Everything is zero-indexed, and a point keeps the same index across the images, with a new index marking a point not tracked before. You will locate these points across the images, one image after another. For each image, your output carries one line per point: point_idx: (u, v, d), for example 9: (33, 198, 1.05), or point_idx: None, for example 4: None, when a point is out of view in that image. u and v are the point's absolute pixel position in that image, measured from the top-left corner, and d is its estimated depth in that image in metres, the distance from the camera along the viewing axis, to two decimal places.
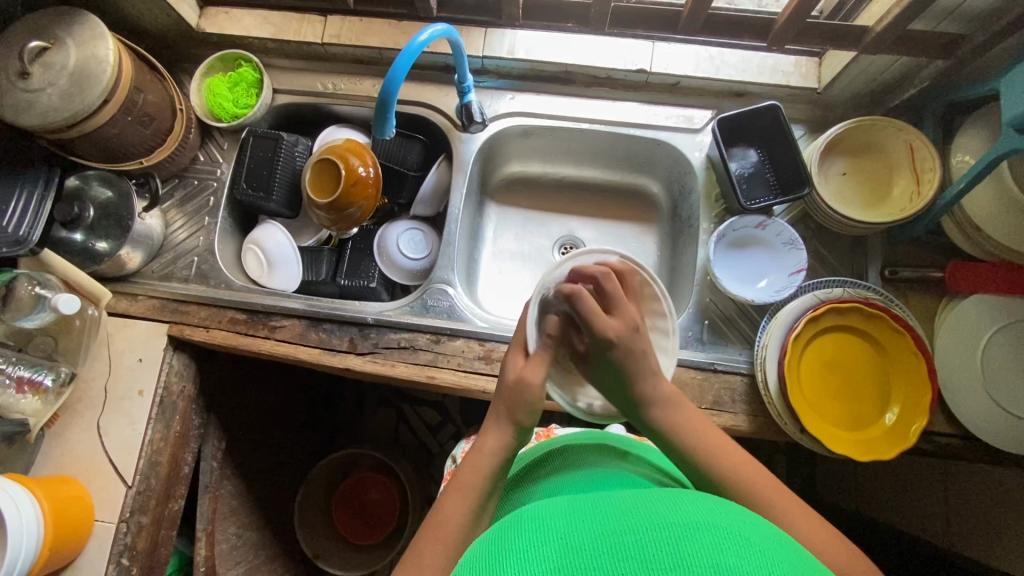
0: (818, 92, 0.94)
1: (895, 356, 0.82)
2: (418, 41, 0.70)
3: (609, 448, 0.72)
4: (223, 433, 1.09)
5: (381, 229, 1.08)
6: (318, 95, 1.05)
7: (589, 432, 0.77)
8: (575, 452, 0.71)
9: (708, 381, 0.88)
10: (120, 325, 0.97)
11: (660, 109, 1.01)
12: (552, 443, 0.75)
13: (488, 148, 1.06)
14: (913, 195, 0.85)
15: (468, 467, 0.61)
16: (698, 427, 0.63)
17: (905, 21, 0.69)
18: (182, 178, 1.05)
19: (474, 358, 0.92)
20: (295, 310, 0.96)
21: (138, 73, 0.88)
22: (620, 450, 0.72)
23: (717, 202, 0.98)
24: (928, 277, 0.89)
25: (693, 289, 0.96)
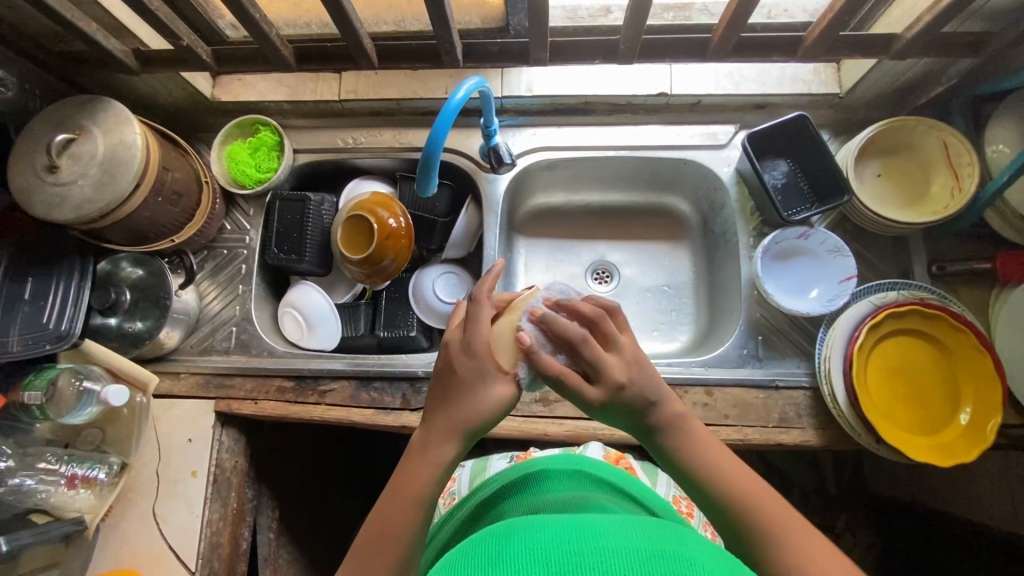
0: (840, 97, 0.94)
1: (959, 354, 0.81)
2: (455, 100, 0.70)
3: (588, 476, 0.71)
4: (275, 501, 1.07)
5: (415, 276, 1.07)
6: (339, 151, 1.04)
7: (565, 457, 0.75)
8: (563, 479, 0.69)
9: (771, 398, 0.88)
10: (166, 407, 0.95)
11: (684, 129, 1.01)
12: (531, 466, 0.73)
13: (514, 184, 1.05)
14: (953, 190, 0.85)
15: (410, 480, 0.55)
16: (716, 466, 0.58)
17: (937, 27, 0.70)
18: (211, 248, 1.03)
19: (530, 401, 0.91)
20: (342, 372, 0.94)
21: (163, 152, 0.87)
22: (596, 477, 0.71)
23: (752, 214, 0.97)
24: (976, 269, 0.89)
25: (741, 305, 0.95)
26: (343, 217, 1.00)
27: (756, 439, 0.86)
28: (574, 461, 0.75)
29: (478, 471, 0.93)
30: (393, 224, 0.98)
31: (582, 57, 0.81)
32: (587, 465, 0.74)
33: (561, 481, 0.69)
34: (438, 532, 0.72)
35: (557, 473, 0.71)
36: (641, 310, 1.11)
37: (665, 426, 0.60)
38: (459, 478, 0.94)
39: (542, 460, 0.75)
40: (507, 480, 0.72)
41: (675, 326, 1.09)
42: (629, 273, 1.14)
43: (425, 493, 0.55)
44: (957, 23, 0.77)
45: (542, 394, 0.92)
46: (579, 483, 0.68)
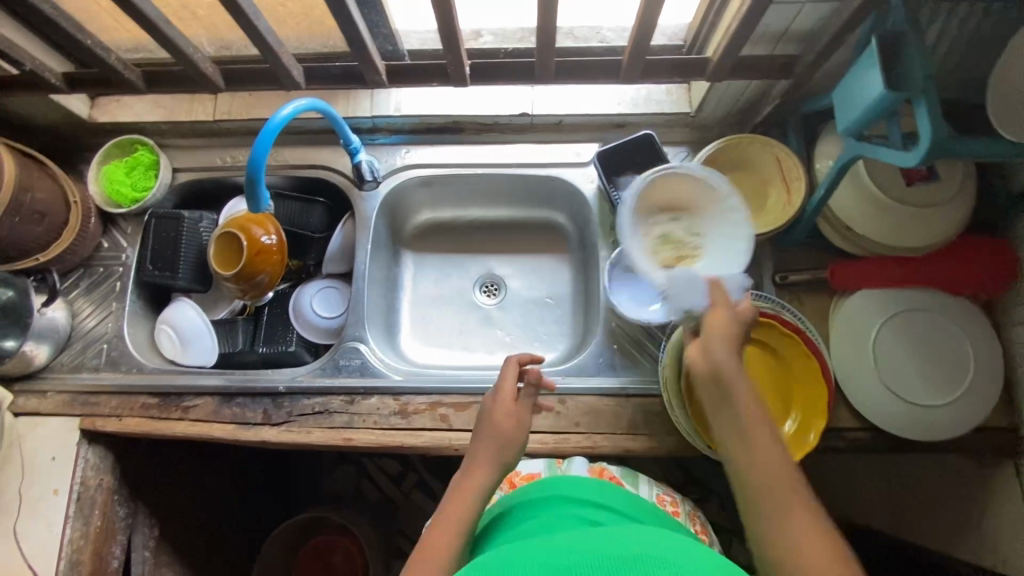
0: (691, 115, 0.99)
1: (789, 361, 0.85)
2: (277, 119, 0.72)
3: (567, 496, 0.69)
4: (154, 519, 1.06)
5: (295, 292, 1.08)
6: (218, 170, 1.06)
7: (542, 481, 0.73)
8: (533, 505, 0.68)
9: (621, 406, 0.90)
10: (30, 425, 0.95)
11: (549, 147, 1.04)
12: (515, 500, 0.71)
13: (391, 202, 1.08)
14: (786, 203, 0.89)
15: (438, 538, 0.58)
16: (752, 401, 0.55)
17: (734, 50, 0.74)
18: (87, 267, 1.04)
19: (389, 414, 0.92)
20: (207, 388, 0.95)
21: (24, 172, 0.89)
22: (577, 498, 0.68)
23: (613, 228, 1.01)
24: (816, 278, 0.92)
25: (601, 316, 0.97)
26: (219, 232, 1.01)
27: (605, 446, 0.88)
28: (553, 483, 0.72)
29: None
30: (265, 241, 0.99)
31: (422, 80, 0.86)
32: (557, 482, 0.72)
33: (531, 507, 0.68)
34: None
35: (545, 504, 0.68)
36: (524, 323, 1.14)
37: (716, 373, 0.57)
38: None
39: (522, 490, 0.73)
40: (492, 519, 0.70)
41: (554, 338, 1.12)
42: (515, 286, 1.17)
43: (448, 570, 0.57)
44: (769, 47, 0.82)
45: (400, 406, 0.92)
46: (559, 506, 0.67)
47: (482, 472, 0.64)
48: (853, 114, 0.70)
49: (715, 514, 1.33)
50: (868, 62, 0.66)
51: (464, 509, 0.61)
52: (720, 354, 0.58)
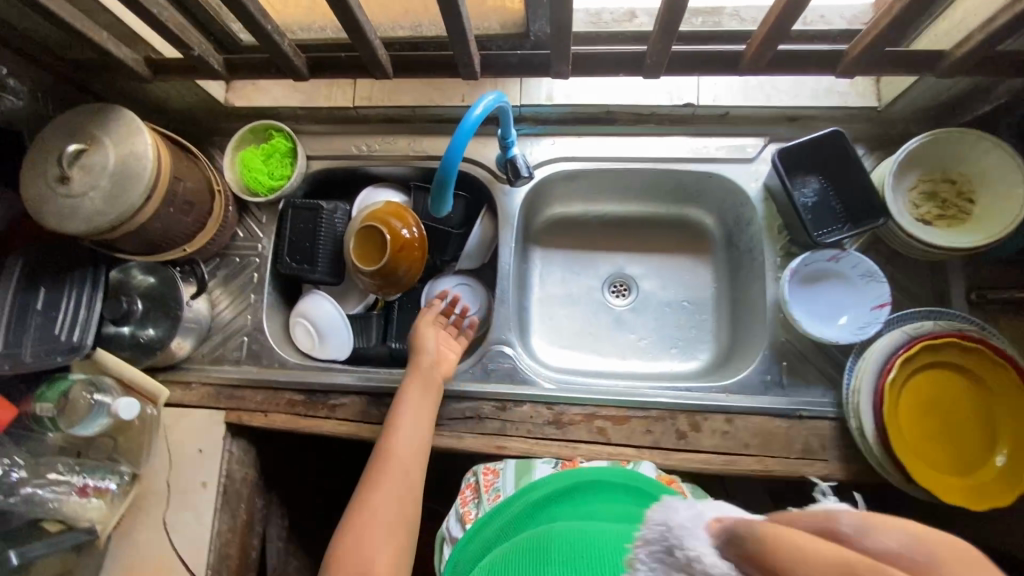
0: (878, 110, 0.90)
1: (997, 391, 0.77)
2: (473, 117, 0.67)
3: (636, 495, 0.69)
4: (285, 510, 1.06)
5: (428, 286, 1.05)
6: (353, 158, 1.02)
7: (621, 470, 0.74)
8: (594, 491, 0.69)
9: (794, 428, 0.85)
10: (176, 417, 0.94)
11: (709, 141, 0.96)
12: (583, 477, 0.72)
13: (531, 197, 1.02)
14: (1000, 212, 0.80)
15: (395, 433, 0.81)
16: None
17: (992, 44, 0.65)
18: (224, 256, 1.02)
19: (543, 423, 0.88)
20: (352, 387, 0.93)
21: (175, 162, 0.86)
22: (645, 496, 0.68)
23: (780, 233, 0.93)
24: (1019, 298, 0.84)
25: (765, 328, 0.91)
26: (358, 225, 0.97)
27: (778, 471, 0.82)
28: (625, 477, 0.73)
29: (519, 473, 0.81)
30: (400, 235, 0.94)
31: (604, 72, 0.79)
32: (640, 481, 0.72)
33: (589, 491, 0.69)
34: (483, 522, 0.71)
35: (615, 490, 0.70)
36: (660, 327, 1.08)
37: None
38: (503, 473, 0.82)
39: (592, 470, 0.74)
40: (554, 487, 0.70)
41: (694, 345, 1.06)
42: (649, 287, 1.10)
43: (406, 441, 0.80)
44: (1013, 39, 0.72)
45: (554, 416, 0.88)
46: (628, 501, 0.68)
47: (412, 389, 0.85)
48: None
49: None
50: None
51: (409, 411, 0.83)
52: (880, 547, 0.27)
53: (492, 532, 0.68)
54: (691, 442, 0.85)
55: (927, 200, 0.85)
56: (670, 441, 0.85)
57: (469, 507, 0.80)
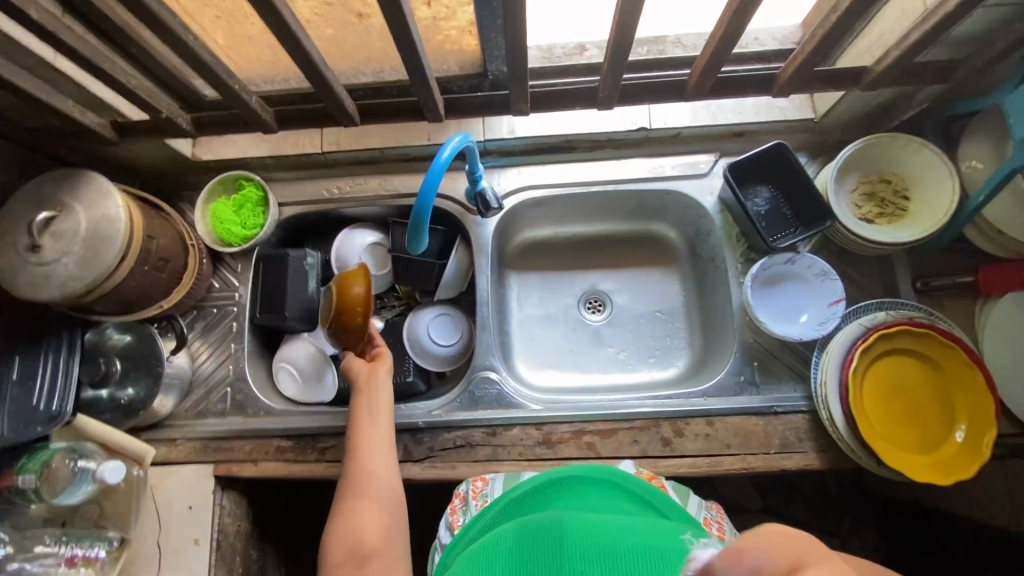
0: (815, 121, 0.97)
1: (949, 371, 0.83)
2: (442, 158, 0.71)
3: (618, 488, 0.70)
4: (280, 559, 1.05)
5: (409, 319, 1.07)
6: (325, 202, 1.04)
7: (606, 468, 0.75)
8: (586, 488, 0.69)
9: (771, 424, 0.89)
10: (163, 475, 0.93)
11: (665, 160, 1.02)
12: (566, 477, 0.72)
13: (503, 225, 1.06)
14: (936, 205, 0.86)
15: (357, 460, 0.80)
16: None
17: (907, 59, 0.72)
18: (201, 308, 1.02)
19: (534, 444, 0.90)
20: (341, 427, 0.94)
21: (148, 221, 0.87)
22: (631, 490, 0.70)
23: (738, 241, 0.99)
24: (960, 283, 0.91)
25: (735, 332, 0.96)
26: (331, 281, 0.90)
27: (760, 466, 0.86)
28: (609, 473, 0.74)
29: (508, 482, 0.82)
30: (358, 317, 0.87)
31: (562, 104, 0.84)
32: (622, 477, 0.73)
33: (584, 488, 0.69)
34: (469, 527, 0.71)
35: (599, 483, 0.71)
36: (637, 339, 1.11)
37: None
38: (492, 482, 0.83)
39: (583, 468, 0.74)
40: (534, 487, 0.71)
41: (670, 353, 1.10)
42: (622, 301, 1.14)
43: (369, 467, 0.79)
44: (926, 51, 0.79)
45: (544, 436, 0.90)
46: (616, 496, 0.69)
47: (363, 419, 0.84)
48: None
49: None
50: None
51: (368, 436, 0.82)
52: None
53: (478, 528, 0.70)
54: (676, 448, 0.88)
55: (868, 199, 0.92)
56: (657, 449, 0.88)
57: (458, 515, 0.79)
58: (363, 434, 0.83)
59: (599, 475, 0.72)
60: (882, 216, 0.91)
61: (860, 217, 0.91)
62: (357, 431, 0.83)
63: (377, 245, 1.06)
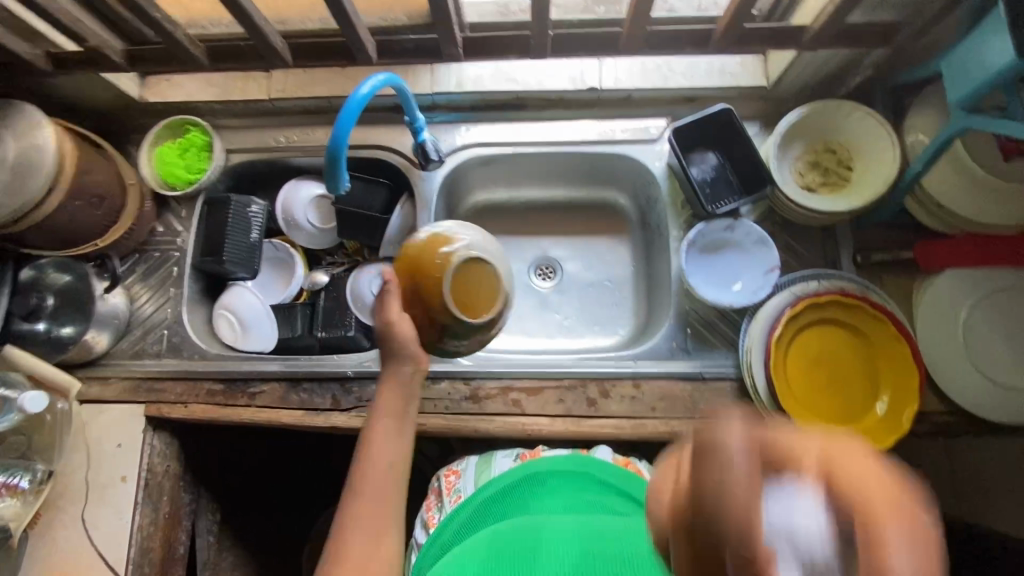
0: (768, 88, 0.95)
1: (878, 344, 0.82)
2: (361, 94, 0.70)
3: (592, 482, 0.72)
4: (216, 505, 1.06)
5: (352, 275, 1.06)
6: (272, 150, 1.03)
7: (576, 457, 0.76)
8: (558, 485, 0.71)
9: (698, 390, 0.88)
10: (94, 412, 0.94)
11: (615, 124, 1.01)
12: (539, 468, 0.73)
13: (450, 181, 1.05)
14: (875, 174, 0.85)
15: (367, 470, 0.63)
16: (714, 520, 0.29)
17: (840, 17, 0.70)
18: (143, 251, 1.02)
19: (461, 398, 0.90)
20: (273, 373, 0.94)
21: (82, 155, 0.86)
22: (604, 484, 0.72)
23: (683, 208, 0.98)
24: (900, 258, 0.89)
25: (672, 298, 0.95)
26: (491, 299, 0.64)
27: (682, 431, 0.86)
28: (582, 464, 0.75)
29: (478, 472, 0.81)
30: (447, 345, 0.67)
31: (497, 52, 0.83)
32: (597, 468, 0.74)
33: (555, 485, 0.71)
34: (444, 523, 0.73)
35: (568, 477, 0.73)
36: (583, 306, 1.11)
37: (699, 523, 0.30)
38: (464, 473, 0.83)
39: (551, 459, 0.75)
40: (511, 483, 0.73)
41: (615, 321, 1.09)
42: (572, 268, 1.13)
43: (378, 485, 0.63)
44: (869, 14, 0.77)
45: (471, 391, 0.90)
46: (588, 490, 0.71)
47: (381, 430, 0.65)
48: (970, 83, 0.66)
49: None
50: (999, 26, 0.61)
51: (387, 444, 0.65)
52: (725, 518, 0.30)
53: (458, 524, 0.71)
54: (601, 408, 0.88)
55: (811, 169, 0.90)
56: (582, 408, 0.88)
57: (433, 512, 0.81)
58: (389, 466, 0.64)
59: (572, 467, 0.74)
60: (824, 185, 0.89)
61: (803, 187, 0.89)
62: (370, 441, 0.65)
63: (325, 198, 1.06)
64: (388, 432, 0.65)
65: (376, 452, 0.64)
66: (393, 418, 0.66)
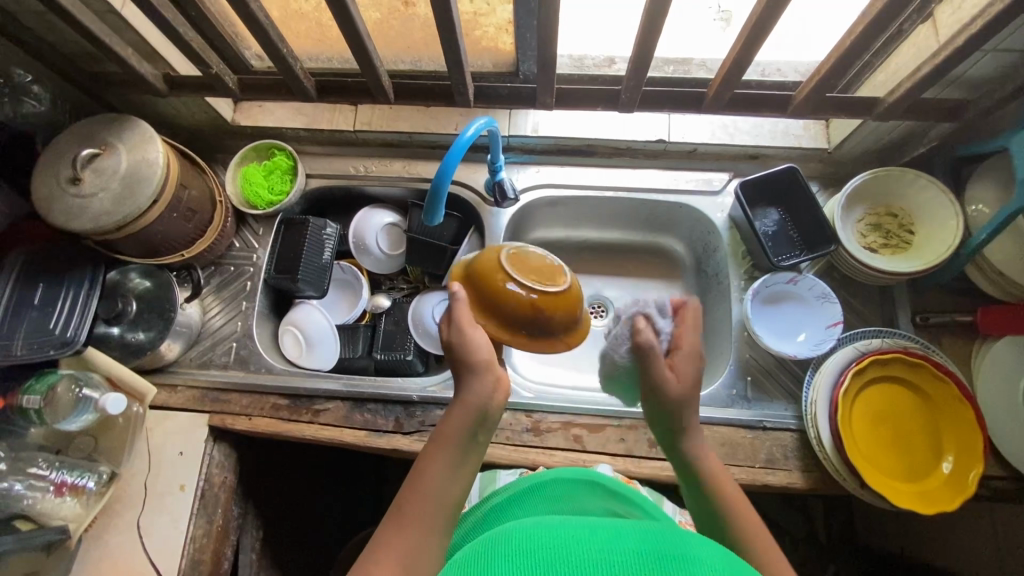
0: (829, 151, 1.00)
1: (941, 404, 0.83)
2: (466, 135, 0.74)
3: (610, 491, 0.67)
4: (260, 522, 1.06)
5: (416, 301, 1.09)
6: (350, 178, 1.08)
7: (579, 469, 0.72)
8: (567, 489, 0.66)
9: (759, 439, 0.89)
10: (159, 419, 0.95)
11: (680, 174, 1.06)
12: (542, 475, 0.70)
13: (517, 219, 1.09)
14: (938, 241, 0.88)
15: (422, 483, 0.56)
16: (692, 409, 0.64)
17: (917, 92, 0.75)
18: (219, 265, 1.06)
19: (522, 430, 0.92)
20: (337, 392, 0.96)
21: (182, 171, 0.91)
22: (613, 490, 0.67)
23: (744, 258, 1.01)
24: (957, 321, 0.92)
25: (732, 345, 0.97)
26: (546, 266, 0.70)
27: (743, 479, 0.86)
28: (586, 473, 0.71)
29: (484, 486, 0.89)
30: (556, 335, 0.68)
31: (585, 103, 0.89)
32: (603, 478, 0.70)
33: (563, 490, 0.66)
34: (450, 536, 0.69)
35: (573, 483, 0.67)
36: None
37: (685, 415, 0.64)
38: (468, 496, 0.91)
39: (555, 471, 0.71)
40: (518, 489, 0.69)
41: None
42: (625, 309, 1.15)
43: (439, 494, 0.56)
44: (937, 91, 0.83)
45: (533, 423, 0.92)
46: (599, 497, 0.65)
47: (456, 419, 0.59)
48: None
49: (803, 556, 1.28)
50: None
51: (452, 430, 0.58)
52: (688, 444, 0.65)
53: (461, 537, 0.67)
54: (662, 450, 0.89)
55: (874, 232, 0.95)
56: (643, 449, 0.89)
57: None
58: (431, 490, 0.56)
59: (578, 477, 0.69)
60: (886, 249, 0.94)
61: (865, 248, 0.94)
62: (439, 434, 0.59)
63: (395, 226, 1.10)
64: (445, 462, 0.57)
65: (427, 477, 0.57)
66: (452, 449, 0.58)
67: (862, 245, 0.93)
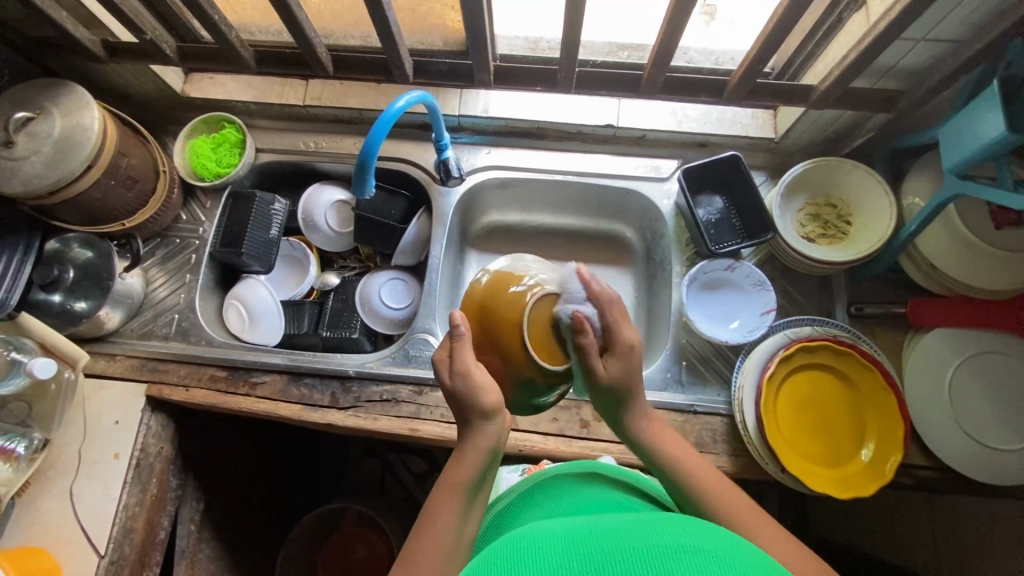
0: (775, 141, 1.00)
1: (866, 392, 0.84)
2: (394, 108, 0.75)
3: (605, 476, 0.67)
4: (200, 494, 1.06)
5: (363, 280, 1.09)
6: (300, 153, 1.08)
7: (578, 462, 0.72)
8: (567, 481, 0.66)
9: (689, 423, 0.90)
10: (96, 387, 0.95)
11: (629, 160, 1.06)
12: (546, 475, 0.70)
13: (467, 200, 1.09)
14: (872, 232, 0.89)
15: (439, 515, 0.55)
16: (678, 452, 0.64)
17: (847, 80, 0.75)
18: (164, 237, 1.06)
19: None
20: (275, 366, 0.96)
21: (122, 138, 0.91)
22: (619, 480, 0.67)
23: (687, 245, 1.02)
24: (892, 312, 0.93)
25: (670, 330, 0.98)
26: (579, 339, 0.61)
27: None
28: (590, 466, 0.71)
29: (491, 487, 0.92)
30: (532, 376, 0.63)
31: (525, 81, 0.89)
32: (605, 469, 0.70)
33: (564, 482, 0.66)
34: None
35: (575, 476, 0.67)
36: None
37: (637, 413, 0.66)
38: None
39: (556, 468, 0.71)
40: (524, 490, 0.67)
41: None
42: None
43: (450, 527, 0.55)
44: (873, 81, 0.83)
45: None
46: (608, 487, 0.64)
47: (467, 461, 0.57)
48: (964, 153, 0.71)
49: None
50: (988, 101, 0.67)
51: (467, 463, 0.57)
52: (640, 427, 0.66)
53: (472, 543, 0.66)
54: (593, 431, 0.90)
55: (812, 219, 0.95)
56: (574, 429, 0.90)
57: None
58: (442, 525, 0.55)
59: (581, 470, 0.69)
60: (824, 238, 0.94)
61: (803, 236, 0.94)
62: (448, 473, 0.58)
63: (345, 204, 1.09)
64: (450, 506, 0.56)
65: (434, 527, 0.55)
66: (457, 491, 0.56)
67: (797, 233, 0.93)
